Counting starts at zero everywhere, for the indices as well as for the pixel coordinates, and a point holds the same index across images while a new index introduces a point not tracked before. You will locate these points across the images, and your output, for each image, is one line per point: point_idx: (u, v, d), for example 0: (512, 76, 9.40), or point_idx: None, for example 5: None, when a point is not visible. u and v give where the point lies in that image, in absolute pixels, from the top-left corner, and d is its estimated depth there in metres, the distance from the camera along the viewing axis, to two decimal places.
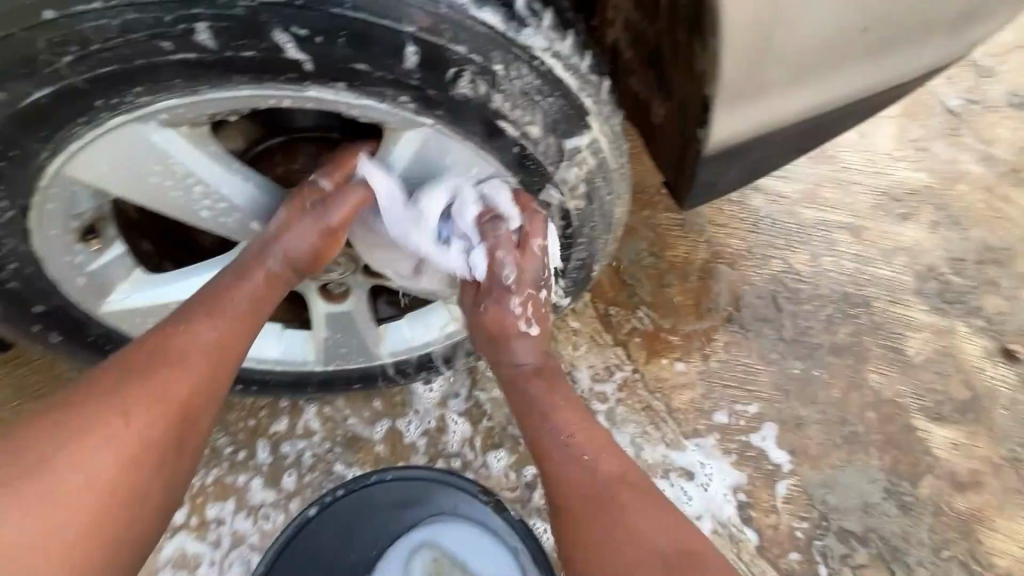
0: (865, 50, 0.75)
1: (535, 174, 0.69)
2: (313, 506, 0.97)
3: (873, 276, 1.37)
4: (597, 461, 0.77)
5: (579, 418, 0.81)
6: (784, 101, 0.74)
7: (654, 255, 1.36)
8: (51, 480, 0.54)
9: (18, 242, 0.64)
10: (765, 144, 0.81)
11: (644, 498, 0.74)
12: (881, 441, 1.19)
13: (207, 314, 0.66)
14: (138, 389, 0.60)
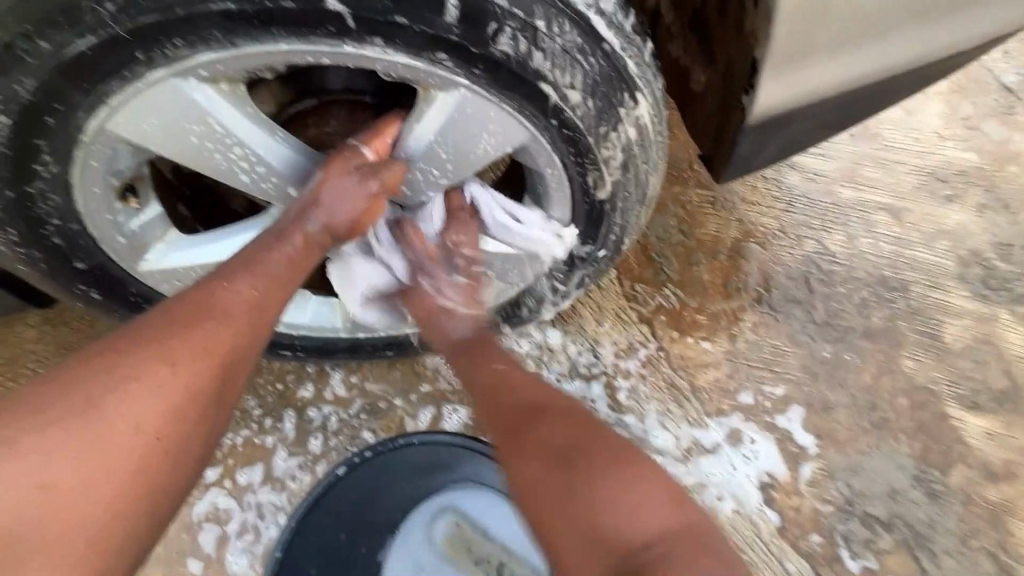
0: (925, 14, 0.71)
1: (573, 142, 0.66)
2: (341, 465, 1.08)
3: (913, 259, 1.32)
4: (521, 393, 0.79)
5: (509, 365, 0.83)
6: (839, 66, 0.71)
7: (683, 233, 1.34)
8: (100, 425, 0.56)
9: (61, 199, 0.65)
10: (813, 115, 0.78)
11: (564, 416, 0.76)
12: (911, 428, 1.16)
13: (246, 272, 0.67)
14: (179, 343, 0.61)
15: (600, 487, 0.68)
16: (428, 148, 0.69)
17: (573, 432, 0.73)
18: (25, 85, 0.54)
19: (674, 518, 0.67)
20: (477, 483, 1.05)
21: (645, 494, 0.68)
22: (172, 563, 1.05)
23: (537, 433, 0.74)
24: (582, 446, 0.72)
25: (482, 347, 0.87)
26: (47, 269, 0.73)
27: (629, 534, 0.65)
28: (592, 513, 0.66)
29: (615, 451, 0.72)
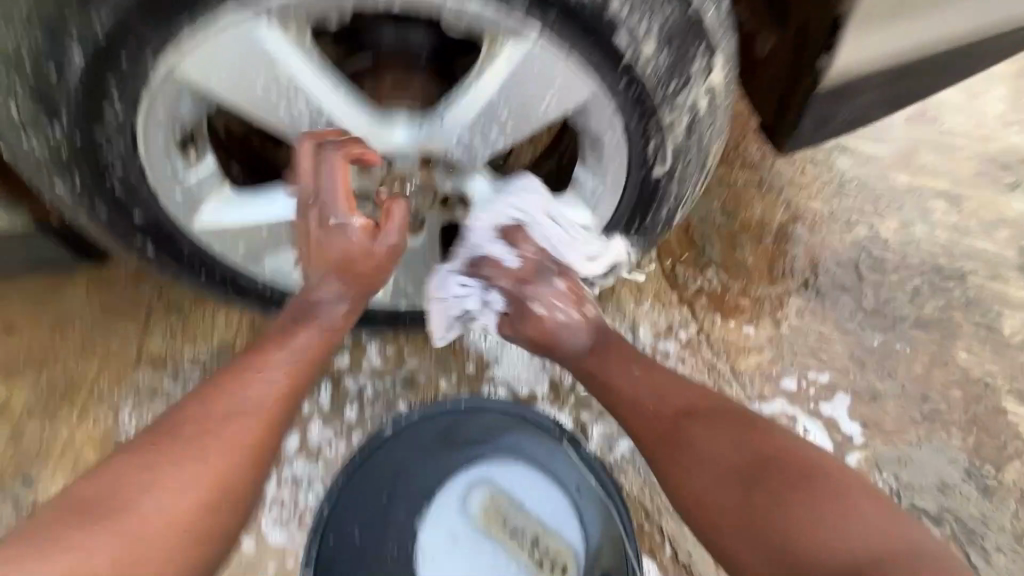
0: None
1: (638, 100, 0.65)
2: (388, 427, 1.02)
3: (970, 248, 1.27)
4: (672, 409, 0.79)
5: (648, 373, 0.83)
6: (910, 31, 0.71)
7: (727, 216, 1.30)
8: (148, 496, 0.62)
9: (125, 146, 0.65)
10: (878, 86, 0.77)
11: (723, 428, 0.75)
12: (964, 421, 1.12)
13: (287, 345, 0.76)
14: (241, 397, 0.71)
15: (789, 505, 0.66)
16: (486, 109, 0.66)
17: (743, 446, 0.73)
18: (101, 20, 0.54)
19: (880, 533, 0.63)
20: (512, 456, 1.04)
21: (846, 505, 0.65)
22: None
23: (702, 453, 0.74)
24: (756, 461, 0.71)
25: (618, 349, 0.87)
26: (107, 220, 0.73)
27: (831, 555, 0.61)
28: (782, 520, 0.65)
29: (801, 465, 0.70)
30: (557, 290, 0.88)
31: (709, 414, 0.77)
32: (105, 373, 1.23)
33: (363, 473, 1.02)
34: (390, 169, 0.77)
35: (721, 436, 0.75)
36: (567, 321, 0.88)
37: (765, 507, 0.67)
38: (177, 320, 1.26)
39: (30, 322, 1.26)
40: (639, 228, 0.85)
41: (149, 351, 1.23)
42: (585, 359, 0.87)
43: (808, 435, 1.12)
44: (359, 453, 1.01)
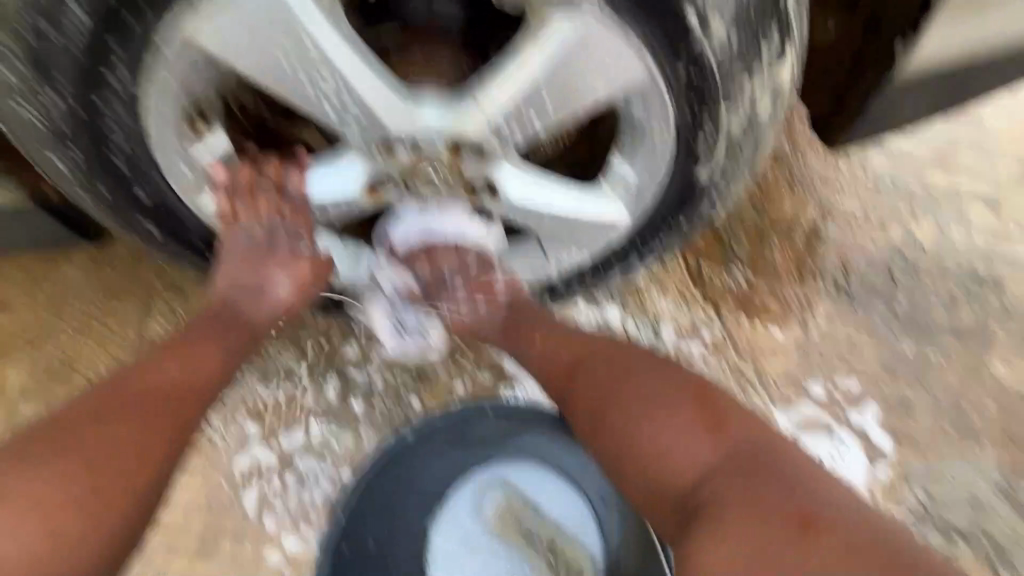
0: None
1: (700, 86, 0.59)
2: (413, 427, 0.97)
3: (1008, 254, 1.22)
4: (564, 363, 0.84)
5: (551, 333, 0.87)
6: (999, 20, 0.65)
7: (757, 211, 1.24)
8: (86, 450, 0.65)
9: (130, 118, 0.58)
10: (952, 80, 0.71)
11: (606, 368, 0.80)
12: (997, 435, 1.08)
13: (213, 339, 0.79)
14: (167, 373, 0.74)
15: (651, 432, 0.73)
16: (530, 89, 0.60)
17: (622, 386, 0.78)
18: None
19: (722, 446, 0.71)
20: (529, 458, 1.00)
21: (698, 425, 0.72)
22: (213, 513, 1.03)
23: (589, 403, 0.80)
24: (625, 395, 0.77)
25: (525, 320, 0.88)
26: (105, 198, 0.67)
27: (682, 471, 0.70)
28: (653, 455, 0.72)
29: (666, 390, 0.76)
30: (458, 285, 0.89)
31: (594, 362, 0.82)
32: (103, 354, 1.18)
33: (386, 477, 0.98)
34: (416, 154, 0.68)
35: (610, 379, 0.79)
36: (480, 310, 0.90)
37: (639, 437, 0.74)
38: (177, 301, 1.20)
39: (24, 299, 1.20)
40: (674, 228, 0.79)
41: (149, 332, 1.18)
42: (504, 339, 0.90)
43: (843, 449, 1.08)
44: (380, 457, 0.96)
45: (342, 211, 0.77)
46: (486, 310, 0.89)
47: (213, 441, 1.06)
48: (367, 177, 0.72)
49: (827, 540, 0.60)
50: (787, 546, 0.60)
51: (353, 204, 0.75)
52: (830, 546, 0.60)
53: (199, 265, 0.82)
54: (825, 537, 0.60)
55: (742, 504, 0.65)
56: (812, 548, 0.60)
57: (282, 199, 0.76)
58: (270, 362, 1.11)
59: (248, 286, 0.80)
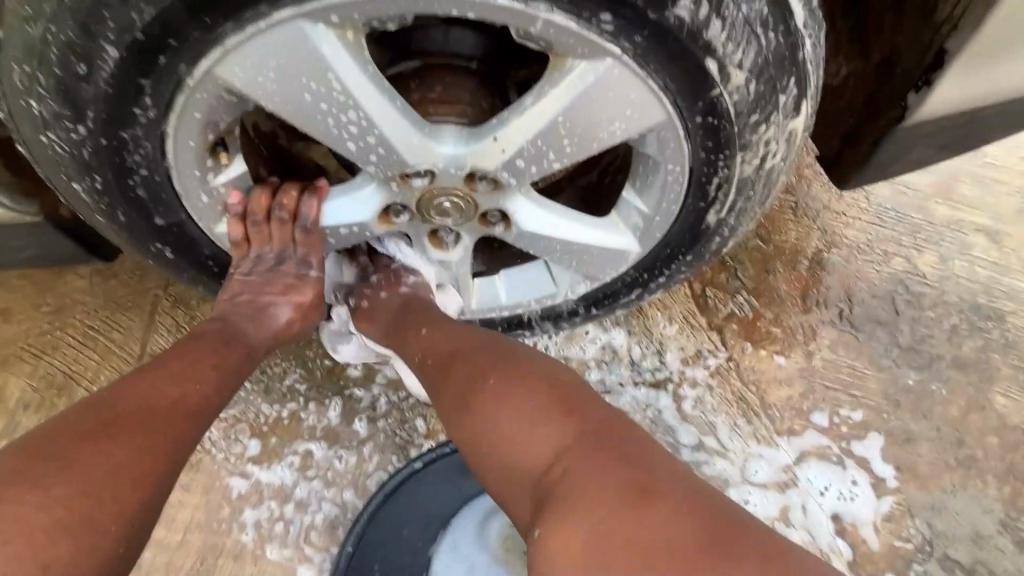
0: None
1: (717, 131, 0.60)
2: (419, 459, 0.99)
3: (1011, 288, 1.23)
4: (445, 354, 0.79)
5: (436, 327, 0.83)
6: (1011, 72, 0.66)
7: (759, 239, 1.25)
8: (83, 465, 0.57)
9: (152, 149, 0.59)
10: (961, 128, 0.72)
11: (486, 361, 0.75)
12: (1000, 470, 1.08)
13: (215, 359, 0.73)
14: (171, 390, 0.67)
15: (497, 411, 0.67)
16: (549, 128, 0.61)
17: (492, 377, 0.71)
18: (143, 13, 0.49)
19: (572, 419, 0.64)
20: None
21: (564, 410, 0.64)
22: (212, 532, 1.02)
23: (463, 392, 0.73)
24: (490, 384, 0.71)
25: (415, 309, 0.86)
26: (124, 223, 0.68)
27: (531, 452, 0.63)
28: (500, 436, 0.66)
29: (539, 377, 0.70)
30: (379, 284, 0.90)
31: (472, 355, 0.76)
32: (107, 367, 1.18)
33: (393, 502, 0.98)
34: (431, 182, 0.69)
35: (473, 364, 0.75)
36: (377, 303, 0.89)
37: (488, 417, 0.68)
38: (182, 316, 1.21)
39: (30, 310, 1.21)
40: (686, 259, 0.79)
41: (153, 346, 1.18)
42: (389, 336, 0.87)
43: (855, 490, 1.07)
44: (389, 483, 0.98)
45: (358, 235, 0.77)
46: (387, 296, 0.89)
47: (214, 458, 1.06)
48: (382, 201, 0.72)
49: (656, 506, 0.53)
50: (619, 510, 0.53)
51: (367, 228, 0.76)
52: (664, 508, 0.53)
53: (209, 286, 0.83)
54: (660, 499, 0.54)
55: (575, 477, 0.58)
56: (644, 512, 0.53)
57: (296, 227, 0.76)
58: (274, 380, 1.12)
59: (248, 305, 0.80)
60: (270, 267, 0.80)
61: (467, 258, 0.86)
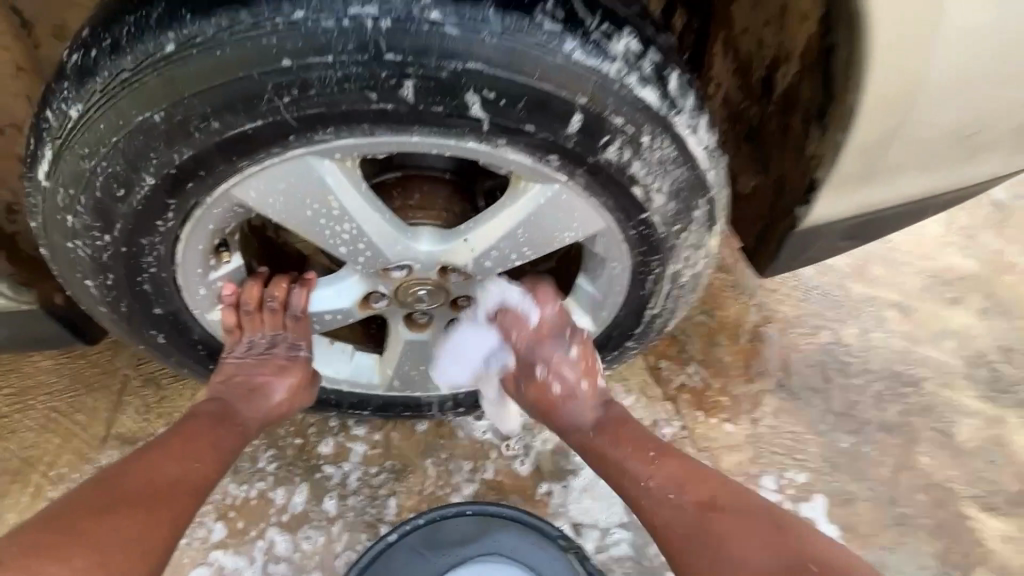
0: (972, 152, 0.75)
1: (647, 237, 0.73)
2: (393, 531, 1.02)
3: (923, 356, 1.38)
4: (675, 519, 0.78)
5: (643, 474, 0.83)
6: (883, 188, 0.76)
7: (705, 314, 1.39)
8: (90, 542, 0.61)
9: (164, 250, 0.67)
10: (851, 227, 0.84)
11: (768, 533, 0.73)
12: (932, 526, 1.17)
13: (216, 433, 0.79)
14: (176, 464, 0.72)
15: None
16: (508, 235, 0.73)
17: (758, 552, 0.71)
18: (181, 153, 0.59)
19: None
20: (503, 557, 1.04)
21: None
22: None
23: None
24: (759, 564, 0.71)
25: (615, 434, 0.89)
26: (126, 312, 0.75)
27: None
28: None
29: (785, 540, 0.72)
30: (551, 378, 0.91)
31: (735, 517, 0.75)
32: (72, 451, 1.18)
33: None
34: (408, 274, 0.78)
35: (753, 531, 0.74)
36: (575, 393, 0.92)
37: None
38: (152, 395, 1.23)
39: None
40: (632, 337, 0.91)
41: (121, 428, 1.19)
42: (601, 443, 0.89)
43: None
44: (361, 561, 1.00)
45: (340, 320, 0.86)
46: (583, 410, 0.92)
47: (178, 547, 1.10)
48: (362, 290, 0.82)
49: None
50: None
51: (347, 313, 0.84)
52: None
53: (199, 370, 0.89)
54: None
55: None
56: None
57: (285, 315, 0.84)
58: (245, 461, 1.17)
59: (242, 385, 0.85)
60: (259, 350, 0.86)
61: (440, 337, 0.94)
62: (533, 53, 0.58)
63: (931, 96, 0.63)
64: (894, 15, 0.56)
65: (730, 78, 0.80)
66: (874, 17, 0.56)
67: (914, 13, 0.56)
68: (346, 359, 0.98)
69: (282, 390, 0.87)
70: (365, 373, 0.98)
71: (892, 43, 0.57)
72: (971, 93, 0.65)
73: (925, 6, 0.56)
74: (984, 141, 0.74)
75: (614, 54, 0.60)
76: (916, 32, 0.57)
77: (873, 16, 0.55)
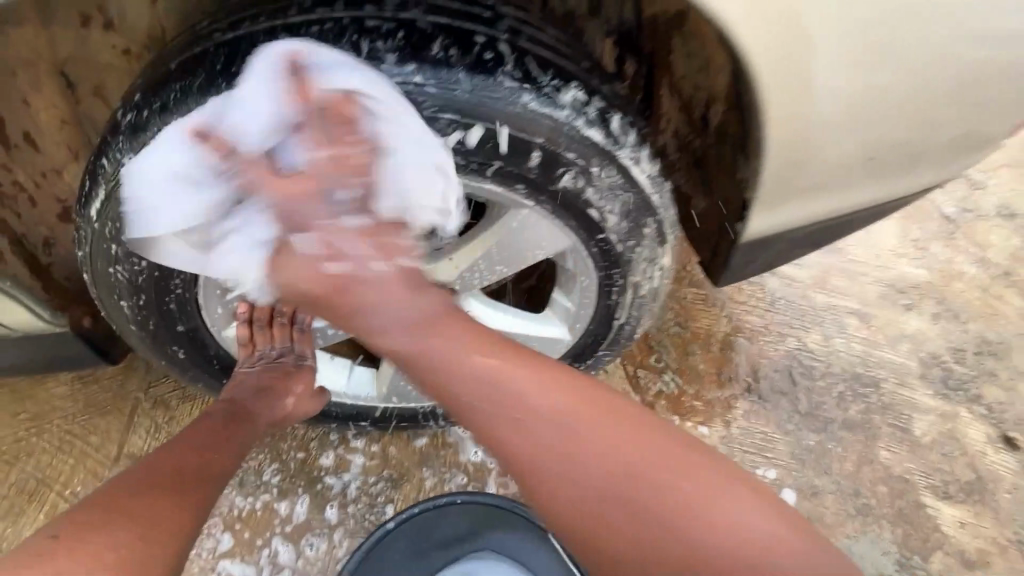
0: (880, 170, 0.88)
1: (607, 251, 0.85)
2: (393, 519, 1.11)
3: (882, 359, 1.48)
4: (540, 449, 0.70)
5: (491, 397, 0.72)
6: (807, 204, 0.90)
7: (678, 325, 1.48)
8: (132, 517, 0.67)
9: (191, 272, 0.79)
10: (787, 238, 0.97)
11: (601, 440, 0.69)
12: (892, 515, 1.29)
13: (225, 435, 0.85)
14: (192, 464, 0.78)
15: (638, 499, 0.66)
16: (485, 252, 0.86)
17: (596, 458, 0.68)
18: None
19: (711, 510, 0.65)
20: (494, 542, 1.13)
21: (720, 497, 0.66)
22: None
23: (591, 521, 0.68)
24: (627, 493, 0.67)
25: (431, 329, 0.74)
26: (152, 330, 0.85)
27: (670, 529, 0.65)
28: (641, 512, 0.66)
29: (653, 453, 0.69)
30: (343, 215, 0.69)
31: (568, 426, 0.70)
32: (87, 470, 1.26)
33: (367, 564, 1.10)
34: None
35: (592, 434, 0.69)
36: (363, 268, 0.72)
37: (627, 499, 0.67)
38: (160, 416, 1.30)
39: (11, 419, 1.29)
40: (605, 343, 1.01)
41: (131, 448, 1.27)
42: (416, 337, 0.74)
43: None
44: (366, 544, 1.10)
45: (342, 333, 0.97)
46: (285, 263, 0.71)
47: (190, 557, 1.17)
48: None
49: None
50: None
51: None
52: None
53: (212, 384, 0.98)
54: None
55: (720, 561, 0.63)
56: None
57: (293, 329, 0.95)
58: (249, 474, 1.24)
59: (252, 386, 0.93)
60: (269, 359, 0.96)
61: None
62: (497, 105, 0.70)
63: (827, 130, 0.76)
64: (777, 76, 0.69)
65: (677, 116, 0.93)
66: (766, 73, 0.69)
67: (797, 70, 0.69)
68: (344, 374, 1.09)
69: (293, 394, 0.96)
70: (362, 387, 1.09)
71: (784, 92, 0.71)
72: (862, 126, 0.78)
73: (805, 68, 0.69)
74: (889, 161, 0.87)
75: (564, 102, 0.72)
76: (800, 85, 0.70)
77: (762, 75, 0.69)
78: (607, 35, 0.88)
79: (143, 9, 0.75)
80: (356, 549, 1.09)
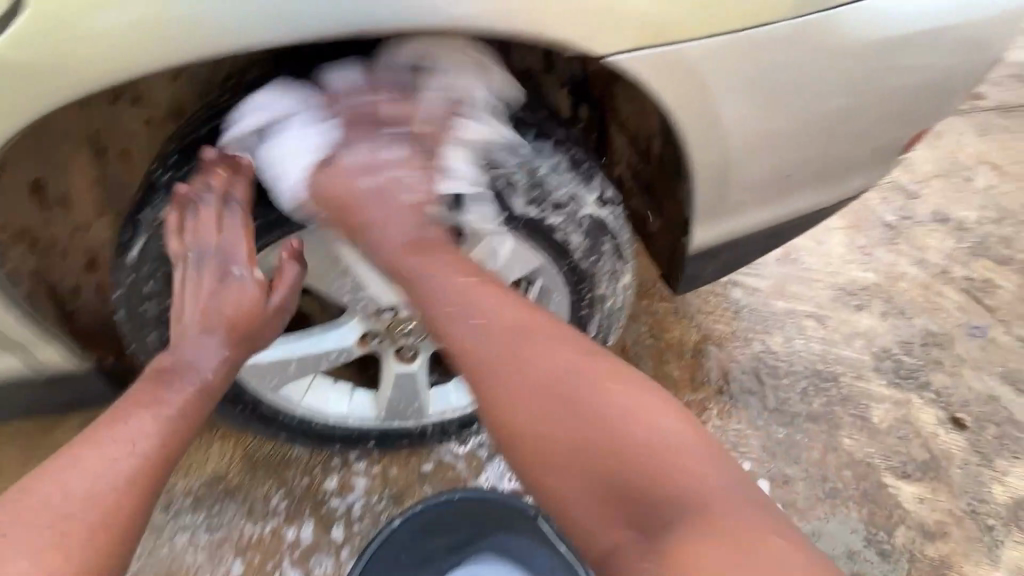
0: (798, 183, 1.04)
1: (575, 267, 1.00)
2: (398, 517, 1.17)
3: (839, 355, 1.61)
4: (516, 388, 0.73)
5: (484, 328, 0.77)
6: (740, 217, 1.05)
7: (653, 336, 1.61)
8: (75, 483, 0.70)
9: None
10: (731, 247, 1.12)
11: (582, 389, 0.71)
12: (858, 496, 1.41)
13: (119, 443, 0.75)
14: (124, 437, 0.76)
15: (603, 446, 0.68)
16: None
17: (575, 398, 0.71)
18: None
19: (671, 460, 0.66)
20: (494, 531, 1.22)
21: (684, 452, 0.67)
22: None
23: (544, 457, 0.70)
24: (595, 434, 0.68)
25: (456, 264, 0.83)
26: None
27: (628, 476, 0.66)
28: (606, 459, 0.67)
29: (632, 409, 0.70)
30: (387, 155, 0.89)
31: (549, 374, 0.72)
32: None
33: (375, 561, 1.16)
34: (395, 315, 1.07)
35: (576, 386, 0.71)
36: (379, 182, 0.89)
37: (592, 445, 0.68)
38: None
39: (21, 466, 1.35)
40: None
41: None
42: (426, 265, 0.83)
43: None
44: (374, 543, 1.15)
45: (342, 358, 1.10)
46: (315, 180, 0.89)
47: None
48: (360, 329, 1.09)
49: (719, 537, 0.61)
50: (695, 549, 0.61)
51: (349, 352, 1.10)
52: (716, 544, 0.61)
53: (223, 410, 1.09)
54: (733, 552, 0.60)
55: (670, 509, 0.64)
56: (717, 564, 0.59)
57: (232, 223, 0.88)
58: (258, 502, 1.31)
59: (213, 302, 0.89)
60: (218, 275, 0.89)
61: (424, 369, 1.15)
62: None
63: (740, 155, 0.93)
64: (692, 117, 0.85)
65: (627, 150, 1.08)
66: (684, 114, 0.85)
67: (705, 112, 0.86)
68: (343, 398, 1.17)
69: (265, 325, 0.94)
70: (362, 410, 1.18)
71: (699, 129, 0.87)
72: (768, 151, 0.94)
73: (710, 112, 0.86)
74: (803, 175, 1.03)
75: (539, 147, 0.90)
76: (712, 122, 0.87)
77: (680, 118, 0.85)
78: (562, 86, 1.02)
79: (166, 86, 0.88)
80: (362, 552, 1.14)
